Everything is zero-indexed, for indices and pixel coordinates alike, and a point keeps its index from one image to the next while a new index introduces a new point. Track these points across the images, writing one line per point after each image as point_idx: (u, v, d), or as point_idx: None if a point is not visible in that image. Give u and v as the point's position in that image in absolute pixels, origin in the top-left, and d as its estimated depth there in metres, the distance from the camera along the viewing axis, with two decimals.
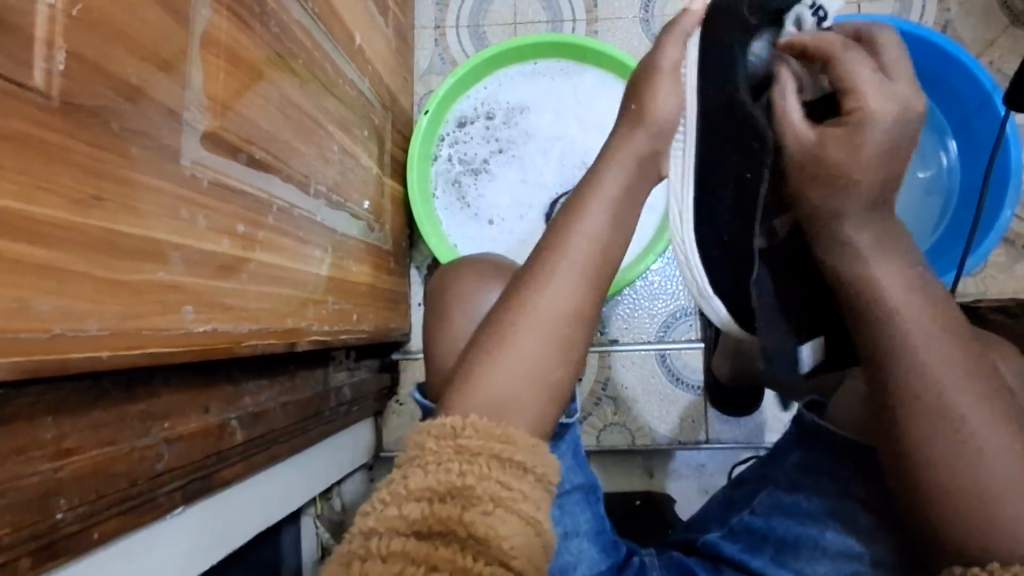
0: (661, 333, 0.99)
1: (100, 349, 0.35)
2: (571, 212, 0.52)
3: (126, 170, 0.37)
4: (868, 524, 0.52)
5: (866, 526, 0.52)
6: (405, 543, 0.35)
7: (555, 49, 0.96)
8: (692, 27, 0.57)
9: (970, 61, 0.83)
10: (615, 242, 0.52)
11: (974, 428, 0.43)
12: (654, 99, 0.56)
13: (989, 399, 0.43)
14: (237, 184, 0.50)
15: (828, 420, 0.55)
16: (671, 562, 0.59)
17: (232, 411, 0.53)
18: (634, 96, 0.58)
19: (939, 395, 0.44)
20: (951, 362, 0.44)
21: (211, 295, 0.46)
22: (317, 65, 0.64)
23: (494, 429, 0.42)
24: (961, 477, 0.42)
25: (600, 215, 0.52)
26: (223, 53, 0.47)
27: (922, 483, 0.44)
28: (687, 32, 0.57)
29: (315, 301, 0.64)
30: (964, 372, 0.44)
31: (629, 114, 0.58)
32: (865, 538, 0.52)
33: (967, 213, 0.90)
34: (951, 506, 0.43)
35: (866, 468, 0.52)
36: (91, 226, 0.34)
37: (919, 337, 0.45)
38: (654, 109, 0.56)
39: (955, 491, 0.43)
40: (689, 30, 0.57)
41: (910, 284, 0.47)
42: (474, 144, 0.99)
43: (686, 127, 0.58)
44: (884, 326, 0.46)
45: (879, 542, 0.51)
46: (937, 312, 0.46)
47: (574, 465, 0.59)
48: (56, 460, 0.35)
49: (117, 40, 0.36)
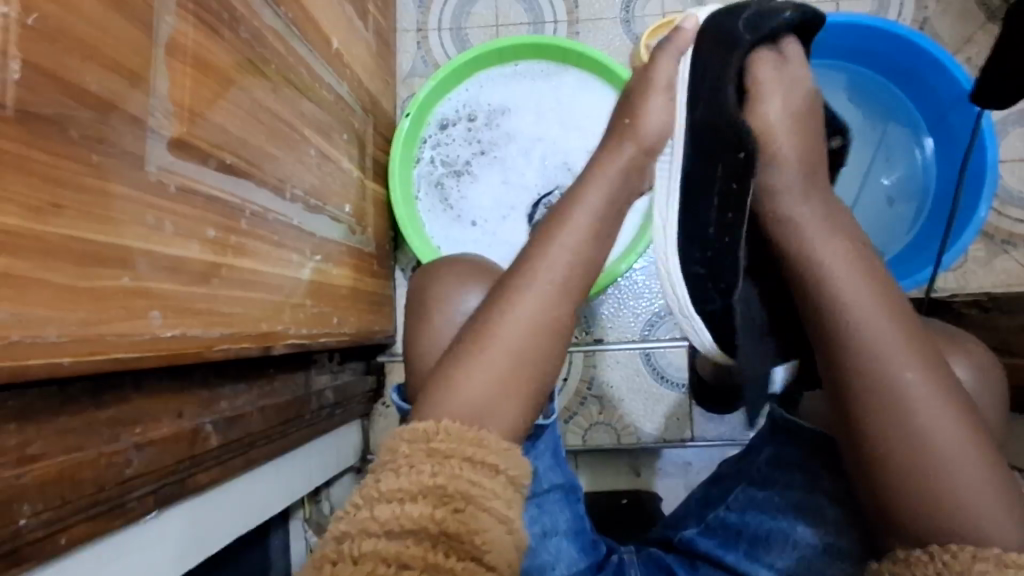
0: (645, 332, 1.00)
1: (60, 356, 0.35)
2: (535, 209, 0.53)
3: (91, 178, 0.38)
4: (835, 517, 0.53)
5: (833, 519, 0.53)
6: (377, 543, 0.35)
7: (534, 50, 0.97)
8: (683, 44, 0.57)
9: (945, 59, 0.84)
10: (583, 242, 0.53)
11: (930, 426, 0.44)
12: (645, 115, 0.56)
13: (947, 402, 0.45)
14: (208, 190, 0.50)
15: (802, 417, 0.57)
16: (648, 560, 0.59)
17: (206, 415, 0.53)
18: (625, 111, 0.57)
19: (903, 400, 0.45)
20: (911, 357, 0.46)
21: (179, 301, 0.46)
22: (292, 70, 0.65)
23: (465, 432, 0.42)
24: (921, 473, 0.44)
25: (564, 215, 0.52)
26: (191, 60, 0.48)
27: (891, 487, 0.45)
28: (679, 48, 0.57)
29: (293, 305, 0.64)
30: (921, 368, 0.46)
31: (620, 127, 0.57)
32: (834, 530, 0.53)
33: (943, 211, 0.90)
34: (917, 507, 0.44)
35: (831, 462, 0.54)
36: (52, 233, 0.35)
37: (881, 342, 0.46)
38: (645, 125, 0.55)
39: (915, 489, 0.44)
40: (681, 47, 0.57)
41: (873, 279, 0.49)
42: (456, 146, 1.00)
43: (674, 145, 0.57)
44: (846, 323, 0.48)
45: (843, 536, 0.52)
46: (892, 309, 0.48)
47: (553, 464, 0.60)
48: (18, 466, 0.35)
49: (76, 48, 0.37)
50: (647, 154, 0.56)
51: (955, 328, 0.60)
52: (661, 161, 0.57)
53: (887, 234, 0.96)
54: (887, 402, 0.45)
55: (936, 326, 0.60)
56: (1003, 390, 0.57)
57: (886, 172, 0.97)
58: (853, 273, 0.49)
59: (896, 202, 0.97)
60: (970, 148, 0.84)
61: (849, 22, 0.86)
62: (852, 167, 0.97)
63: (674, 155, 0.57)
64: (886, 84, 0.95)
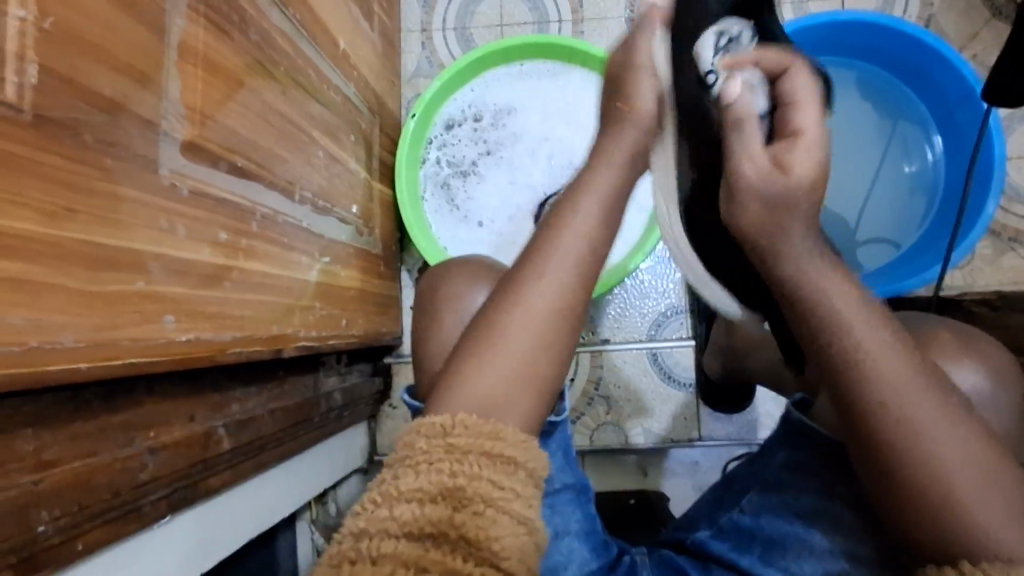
0: (652, 331, 1.00)
1: (78, 361, 0.35)
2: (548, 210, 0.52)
3: (105, 182, 0.37)
4: (850, 521, 0.52)
5: (850, 523, 0.52)
6: (397, 544, 0.35)
7: (540, 49, 0.96)
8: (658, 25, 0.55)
9: (952, 57, 0.84)
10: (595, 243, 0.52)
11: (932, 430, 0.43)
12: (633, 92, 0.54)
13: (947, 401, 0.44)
14: (219, 193, 0.50)
15: (814, 419, 0.55)
16: (660, 561, 0.60)
17: (218, 418, 0.53)
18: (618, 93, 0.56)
19: (902, 407, 0.44)
20: (906, 362, 0.45)
21: (191, 304, 0.46)
22: (300, 71, 0.64)
23: (483, 425, 0.42)
24: (928, 479, 0.43)
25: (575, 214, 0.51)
26: (201, 62, 0.48)
27: (900, 495, 0.44)
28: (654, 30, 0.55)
29: (302, 307, 0.64)
30: (920, 382, 0.45)
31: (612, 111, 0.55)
32: (845, 534, 0.52)
33: (951, 209, 0.90)
34: (927, 512, 0.43)
35: (845, 469, 0.53)
36: (66, 239, 0.35)
37: (874, 351, 0.45)
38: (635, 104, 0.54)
39: (923, 495, 0.43)
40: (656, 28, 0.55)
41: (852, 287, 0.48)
42: (462, 146, 0.99)
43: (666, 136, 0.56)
44: (839, 348, 0.46)
45: (862, 541, 0.52)
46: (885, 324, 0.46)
47: (564, 465, 0.59)
48: (34, 473, 0.35)
49: (90, 51, 0.36)
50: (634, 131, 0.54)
51: (969, 327, 0.60)
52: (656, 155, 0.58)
53: (894, 233, 0.96)
54: (890, 423, 0.44)
55: (951, 326, 0.60)
56: (1015, 392, 0.56)
57: (892, 170, 0.97)
58: (840, 292, 0.47)
59: (914, 193, 0.96)
60: (978, 145, 0.84)
61: (856, 20, 0.86)
62: (859, 166, 0.97)
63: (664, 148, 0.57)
64: (893, 82, 0.95)
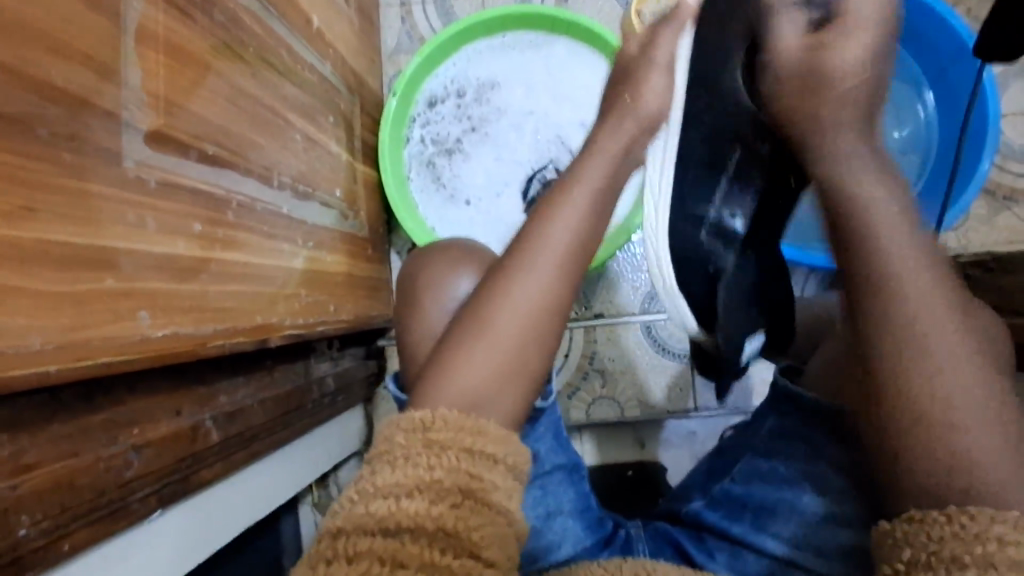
0: (645, 305, 0.99)
1: (45, 364, 0.33)
2: (554, 201, 0.52)
3: (65, 179, 0.36)
4: (841, 485, 0.53)
5: (838, 487, 0.53)
6: (373, 541, 0.34)
7: (522, 20, 0.94)
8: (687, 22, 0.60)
9: (943, 12, 0.82)
10: (587, 233, 0.51)
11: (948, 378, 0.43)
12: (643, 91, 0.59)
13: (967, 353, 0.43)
14: (191, 183, 0.49)
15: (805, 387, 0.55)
16: (656, 533, 0.60)
17: (206, 411, 0.53)
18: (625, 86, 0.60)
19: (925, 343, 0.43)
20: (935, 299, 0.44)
21: (167, 300, 0.45)
22: (270, 52, 0.62)
23: (464, 421, 0.42)
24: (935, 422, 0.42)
25: (580, 205, 0.51)
26: (162, 47, 0.46)
27: (909, 435, 0.43)
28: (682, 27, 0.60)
29: (287, 295, 0.63)
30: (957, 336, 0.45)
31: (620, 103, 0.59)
32: (837, 498, 0.53)
33: (946, 168, 0.88)
34: (929, 458, 0.42)
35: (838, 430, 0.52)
36: (26, 238, 0.33)
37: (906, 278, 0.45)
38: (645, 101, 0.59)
39: (934, 439, 0.42)
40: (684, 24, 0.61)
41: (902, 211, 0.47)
42: (446, 123, 0.97)
43: (669, 128, 0.62)
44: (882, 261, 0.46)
45: (849, 502, 0.52)
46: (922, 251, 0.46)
47: (556, 446, 0.60)
48: (12, 478, 0.34)
49: (39, 42, 0.35)
50: (645, 127, 0.59)
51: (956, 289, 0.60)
52: (654, 146, 0.63)
53: None
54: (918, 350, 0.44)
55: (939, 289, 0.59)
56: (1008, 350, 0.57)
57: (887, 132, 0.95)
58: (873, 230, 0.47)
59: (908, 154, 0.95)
60: (972, 101, 0.82)
61: None
62: None
63: (668, 138, 0.62)
64: None
